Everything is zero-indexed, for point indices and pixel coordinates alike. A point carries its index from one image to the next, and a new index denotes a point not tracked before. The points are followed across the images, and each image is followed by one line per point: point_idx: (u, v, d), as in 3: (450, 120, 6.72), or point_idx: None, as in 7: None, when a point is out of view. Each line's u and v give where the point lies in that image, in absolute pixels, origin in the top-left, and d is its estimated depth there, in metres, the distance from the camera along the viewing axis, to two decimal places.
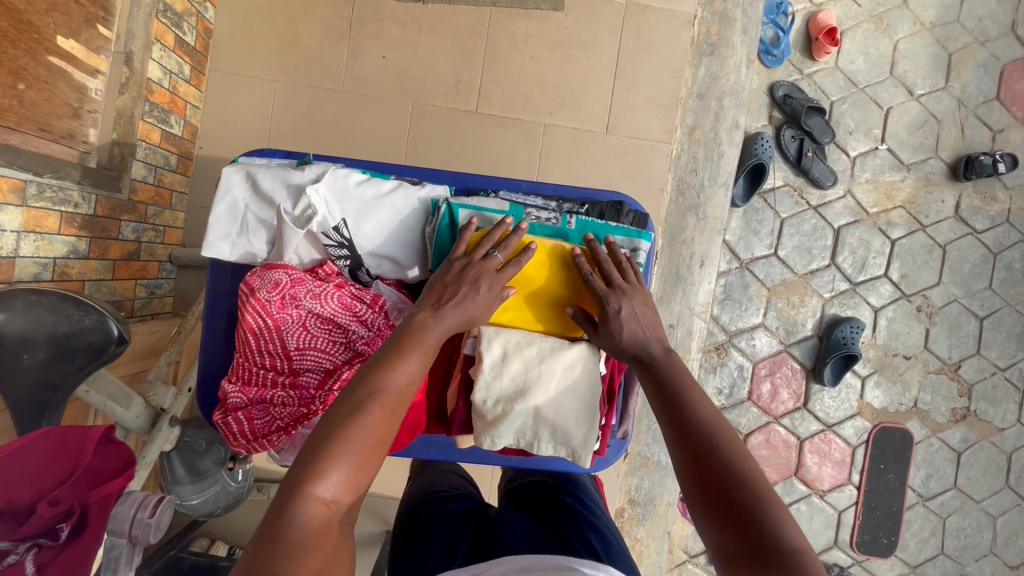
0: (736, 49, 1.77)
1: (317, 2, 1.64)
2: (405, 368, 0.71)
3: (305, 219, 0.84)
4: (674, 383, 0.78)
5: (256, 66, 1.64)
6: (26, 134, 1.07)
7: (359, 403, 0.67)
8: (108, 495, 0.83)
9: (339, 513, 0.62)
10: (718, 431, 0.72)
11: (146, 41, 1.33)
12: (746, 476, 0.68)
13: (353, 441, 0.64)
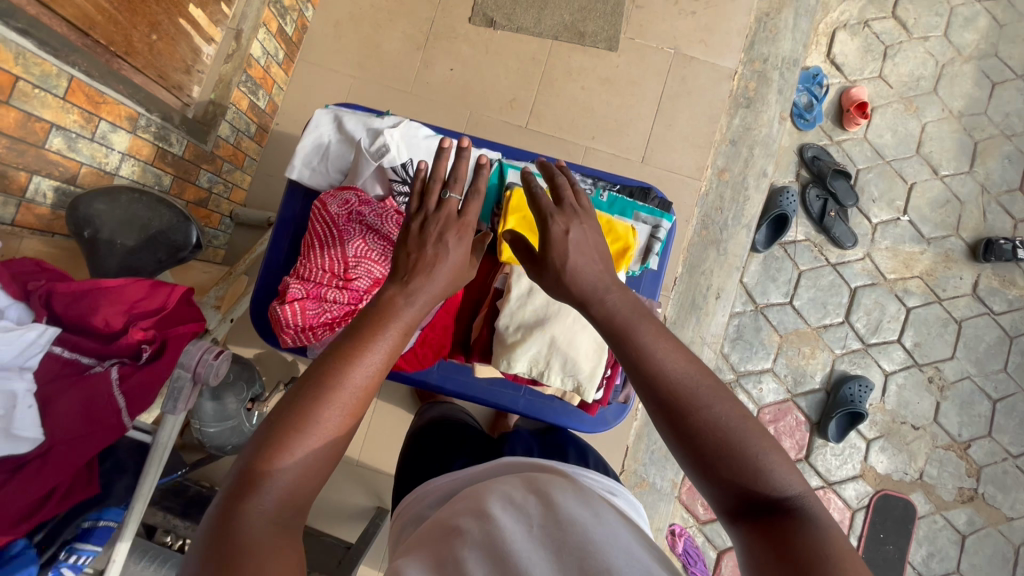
0: (770, 106, 1.92)
1: (402, 16, 1.87)
2: (360, 375, 0.71)
3: (379, 155, 0.99)
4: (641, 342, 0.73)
5: (339, 62, 1.85)
6: (148, 77, 1.26)
7: (307, 408, 0.68)
8: (183, 336, 0.97)
9: (287, 514, 0.65)
10: (697, 383, 0.70)
11: (255, 23, 1.53)
12: (734, 424, 0.68)
13: (303, 445, 0.67)
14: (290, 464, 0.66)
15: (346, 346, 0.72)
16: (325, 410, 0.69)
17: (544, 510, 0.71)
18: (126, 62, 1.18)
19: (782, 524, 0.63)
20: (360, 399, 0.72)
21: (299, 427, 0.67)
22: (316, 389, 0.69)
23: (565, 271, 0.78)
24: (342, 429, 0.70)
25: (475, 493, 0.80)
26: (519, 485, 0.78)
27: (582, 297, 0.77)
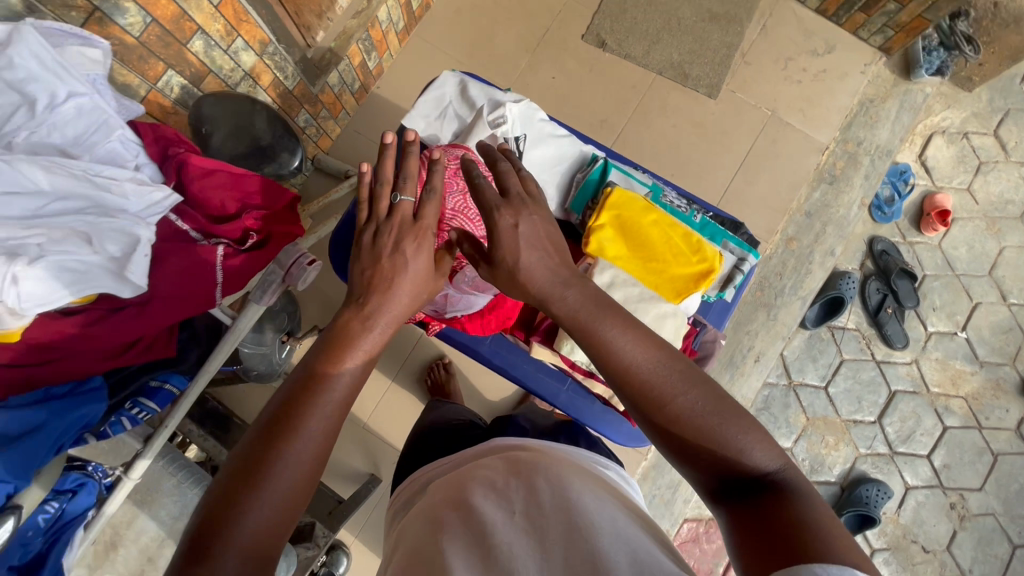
0: (854, 189, 1.91)
1: (520, 19, 1.94)
2: (322, 418, 0.69)
3: (493, 124, 0.92)
4: (607, 335, 0.69)
5: (450, 45, 1.92)
6: (287, 9, 1.34)
7: (269, 450, 0.65)
8: (285, 238, 1.01)
9: (271, 542, 0.63)
10: (668, 370, 0.68)
11: None
12: (711, 407, 0.66)
13: (265, 492, 0.63)
14: (253, 510, 0.62)
15: (306, 386, 0.70)
16: (290, 453, 0.65)
17: (528, 493, 0.71)
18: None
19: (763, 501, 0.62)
20: (325, 440, 0.69)
21: (261, 473, 0.63)
22: (273, 428, 0.66)
23: (517, 264, 0.74)
24: (308, 471, 0.67)
25: (458, 486, 0.80)
26: (501, 471, 0.79)
27: (544, 291, 0.73)
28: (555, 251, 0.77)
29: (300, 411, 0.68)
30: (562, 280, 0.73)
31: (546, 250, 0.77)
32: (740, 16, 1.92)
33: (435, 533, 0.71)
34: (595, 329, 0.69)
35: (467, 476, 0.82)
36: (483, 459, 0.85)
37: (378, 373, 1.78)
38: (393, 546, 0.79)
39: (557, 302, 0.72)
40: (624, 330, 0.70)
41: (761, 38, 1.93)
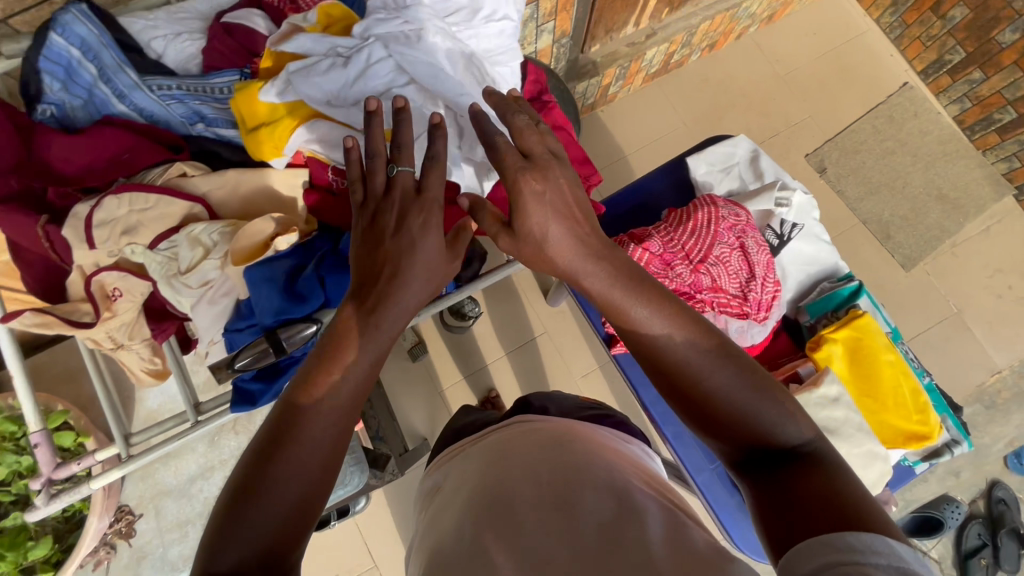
0: (1007, 424, 1.78)
1: (758, 112, 1.92)
2: (320, 431, 0.53)
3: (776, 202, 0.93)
4: (635, 308, 0.56)
5: (682, 105, 1.91)
6: (600, 3, 1.38)
7: (252, 484, 0.50)
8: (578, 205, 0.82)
9: (300, 519, 0.52)
10: (697, 328, 0.55)
11: (670, 36, 1.66)
12: (746, 380, 0.54)
13: (253, 524, 0.49)
14: (236, 551, 0.48)
15: (291, 396, 0.54)
16: (284, 482, 0.51)
17: (557, 498, 0.57)
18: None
19: (798, 475, 0.50)
20: (334, 445, 0.54)
21: (248, 505, 0.49)
22: (269, 444, 0.52)
23: (546, 232, 0.58)
24: (313, 488, 0.52)
25: (486, 469, 0.66)
26: (532, 448, 0.65)
27: (571, 263, 0.58)
28: (586, 218, 0.59)
29: (289, 426, 0.52)
30: (600, 251, 0.58)
31: (589, 223, 0.60)
32: (967, 208, 1.87)
33: (470, 514, 0.59)
34: (614, 288, 0.57)
35: (484, 455, 0.69)
36: (501, 441, 0.71)
37: (464, 359, 1.74)
38: (433, 510, 0.68)
39: (595, 268, 0.58)
40: (653, 292, 0.56)
41: (979, 238, 1.86)
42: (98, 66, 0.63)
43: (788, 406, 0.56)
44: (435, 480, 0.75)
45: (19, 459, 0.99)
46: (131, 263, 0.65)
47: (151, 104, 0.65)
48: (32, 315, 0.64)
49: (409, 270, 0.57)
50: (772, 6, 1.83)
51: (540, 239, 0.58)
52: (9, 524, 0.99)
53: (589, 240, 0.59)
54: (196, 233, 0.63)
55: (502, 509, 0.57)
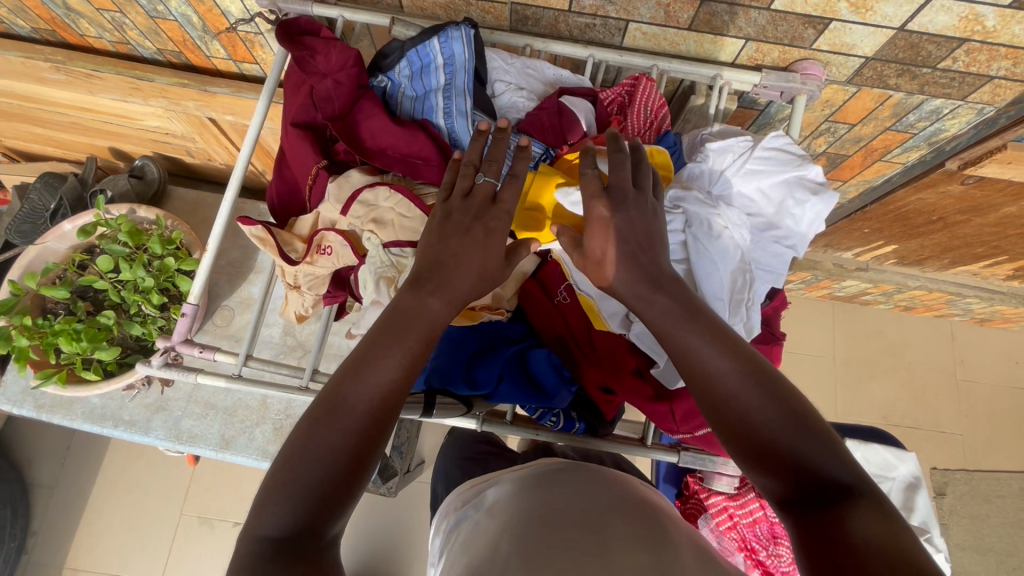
0: None
1: (913, 395, 1.75)
2: (385, 372, 0.49)
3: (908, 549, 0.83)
4: (690, 331, 0.51)
5: (844, 339, 1.80)
6: (844, 223, 1.34)
7: (301, 443, 0.46)
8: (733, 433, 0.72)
9: (346, 472, 0.46)
10: (747, 356, 0.49)
11: (880, 281, 1.57)
12: (789, 419, 0.46)
13: (301, 478, 0.45)
14: (284, 509, 0.43)
15: (354, 349, 0.50)
16: (331, 438, 0.46)
17: (583, 519, 0.45)
18: (866, 213, 1.25)
19: (845, 509, 0.41)
20: (398, 387, 0.50)
21: (295, 461, 0.45)
22: (329, 406, 0.47)
23: (606, 257, 0.55)
24: (370, 432, 0.47)
25: (526, 490, 0.51)
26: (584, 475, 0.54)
27: (639, 283, 0.53)
28: (651, 247, 0.55)
29: (345, 379, 0.48)
30: (659, 280, 0.53)
31: (654, 246, 0.55)
32: None
33: (515, 528, 0.45)
34: (673, 300, 0.52)
35: (527, 481, 0.53)
36: (538, 471, 0.56)
37: None
38: (472, 533, 0.50)
39: (665, 287, 0.53)
40: (710, 320, 0.51)
41: None
42: (445, 78, 0.67)
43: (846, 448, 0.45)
44: (470, 511, 0.56)
45: (144, 277, 1.07)
46: (355, 236, 0.67)
47: (463, 132, 0.66)
48: (259, 229, 0.68)
49: (468, 262, 0.54)
50: (994, 314, 1.68)
51: (600, 270, 0.55)
52: (101, 320, 1.06)
53: (653, 272, 0.54)
54: None
55: (539, 524, 0.44)
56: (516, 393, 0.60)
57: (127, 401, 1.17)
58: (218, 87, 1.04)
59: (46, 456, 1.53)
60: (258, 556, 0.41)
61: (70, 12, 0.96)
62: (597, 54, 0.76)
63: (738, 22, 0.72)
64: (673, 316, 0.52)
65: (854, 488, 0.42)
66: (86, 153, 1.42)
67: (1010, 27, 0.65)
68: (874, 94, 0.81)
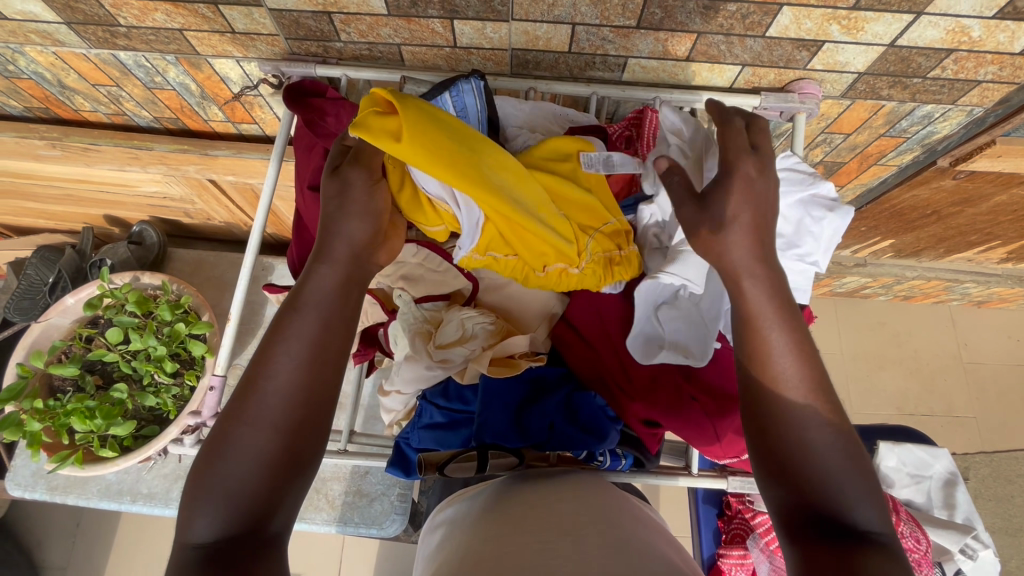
0: None
1: (924, 382, 1.77)
2: (293, 353, 0.48)
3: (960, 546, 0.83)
4: (773, 330, 0.50)
5: (849, 333, 1.82)
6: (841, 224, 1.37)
7: (217, 443, 0.45)
8: None
9: (274, 467, 0.45)
10: (818, 376, 0.48)
11: (880, 274, 1.59)
12: (837, 448, 0.46)
13: (221, 478, 0.43)
14: (212, 510, 0.42)
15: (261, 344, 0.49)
16: (249, 432, 0.45)
17: (562, 522, 0.44)
18: (862, 212, 1.29)
19: (868, 552, 0.41)
20: (310, 373, 0.48)
21: (214, 461, 0.44)
22: (239, 401, 0.46)
23: (738, 218, 0.52)
24: (290, 421, 0.46)
25: (504, 495, 0.50)
26: (562, 478, 0.53)
27: (751, 269, 0.51)
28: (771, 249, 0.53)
29: (254, 374, 0.47)
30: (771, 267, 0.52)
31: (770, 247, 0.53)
32: None
33: (483, 535, 0.44)
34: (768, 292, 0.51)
35: (510, 487, 0.52)
36: (529, 473, 0.55)
37: None
38: (446, 538, 0.49)
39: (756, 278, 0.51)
40: (796, 326, 0.50)
41: None
42: None
43: (878, 496, 0.45)
44: (452, 512, 0.54)
45: (156, 345, 1.05)
46: (384, 295, 0.70)
47: None
48: None
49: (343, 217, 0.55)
50: (990, 295, 1.71)
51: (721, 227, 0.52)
52: (114, 394, 1.03)
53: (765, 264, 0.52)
54: (464, 319, 0.64)
55: (513, 530, 0.43)
56: (572, 436, 0.60)
57: (143, 473, 1.14)
58: (218, 150, 1.04)
59: (56, 536, 1.48)
60: (192, 563, 0.40)
61: (65, 90, 0.96)
62: (600, 91, 0.79)
63: (734, 50, 0.74)
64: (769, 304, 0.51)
65: (879, 539, 0.43)
66: (80, 223, 1.41)
67: (995, 35, 0.68)
68: (867, 105, 0.83)
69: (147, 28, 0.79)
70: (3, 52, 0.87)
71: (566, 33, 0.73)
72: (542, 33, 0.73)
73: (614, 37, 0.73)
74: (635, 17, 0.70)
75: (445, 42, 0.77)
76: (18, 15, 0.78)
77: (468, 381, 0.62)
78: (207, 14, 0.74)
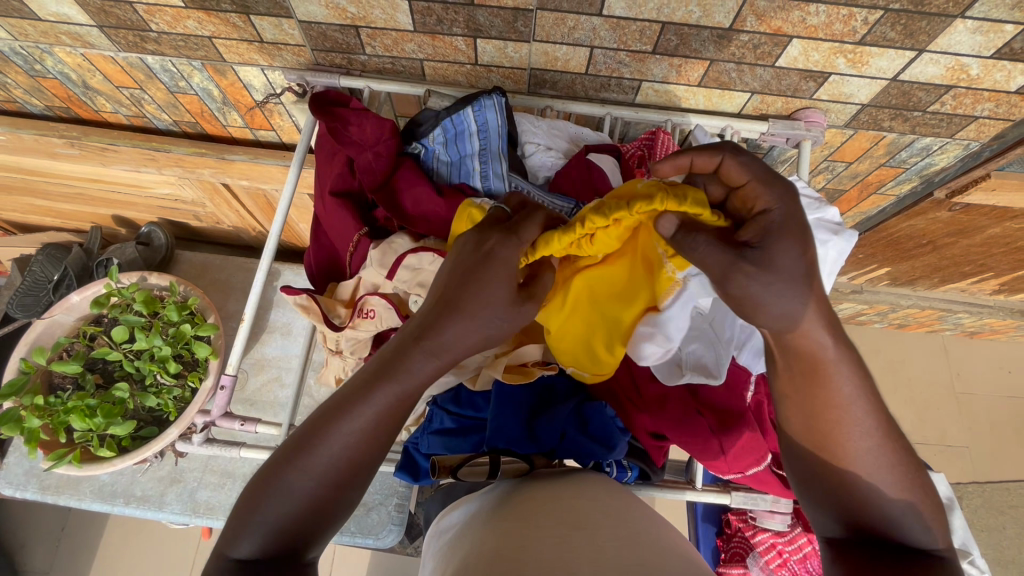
0: None
1: (917, 410, 1.79)
2: (367, 417, 0.45)
3: None
4: (845, 375, 0.46)
5: None
6: None
7: (269, 479, 0.45)
8: (778, 483, 0.71)
9: (320, 510, 0.45)
10: (881, 414, 0.47)
11: (875, 301, 1.62)
12: (907, 482, 0.47)
13: (267, 518, 0.44)
14: (257, 538, 0.44)
15: (337, 396, 0.47)
16: (303, 479, 0.45)
17: (574, 517, 0.45)
18: (860, 239, 1.32)
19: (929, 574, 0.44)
20: (372, 436, 0.46)
21: (263, 497, 0.44)
22: (300, 445, 0.45)
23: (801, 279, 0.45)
24: (348, 474, 0.46)
25: (515, 494, 0.51)
26: (571, 477, 0.54)
27: (820, 328, 0.46)
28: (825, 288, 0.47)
29: (320, 423, 0.46)
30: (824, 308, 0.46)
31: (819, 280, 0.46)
32: None
33: (501, 533, 0.44)
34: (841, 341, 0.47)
35: (518, 488, 0.53)
36: (538, 473, 0.56)
37: None
38: (457, 536, 0.50)
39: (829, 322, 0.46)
40: (858, 374, 0.47)
41: None
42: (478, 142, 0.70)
43: (934, 509, 0.47)
44: (460, 514, 0.54)
45: (161, 345, 1.05)
46: (399, 299, 0.69)
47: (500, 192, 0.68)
48: (303, 298, 0.70)
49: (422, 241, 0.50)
50: (983, 326, 1.74)
51: (782, 288, 0.45)
52: (116, 393, 1.03)
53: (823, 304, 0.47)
54: None
55: (529, 526, 0.44)
56: (581, 445, 0.60)
57: (138, 476, 1.13)
58: (235, 154, 1.06)
59: (40, 540, 1.44)
60: None
61: (88, 91, 0.98)
62: (614, 112, 0.82)
63: (745, 78, 0.77)
64: (829, 358, 0.46)
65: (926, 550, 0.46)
66: (88, 222, 1.41)
67: (992, 74, 0.71)
68: (869, 136, 0.87)
69: (177, 34, 0.81)
70: (32, 51, 0.89)
71: (584, 55, 0.76)
72: (561, 54, 0.76)
73: (630, 61, 0.76)
74: (652, 43, 0.73)
75: (466, 60, 0.80)
76: (52, 17, 0.80)
77: (479, 388, 0.65)
78: (238, 23, 0.77)
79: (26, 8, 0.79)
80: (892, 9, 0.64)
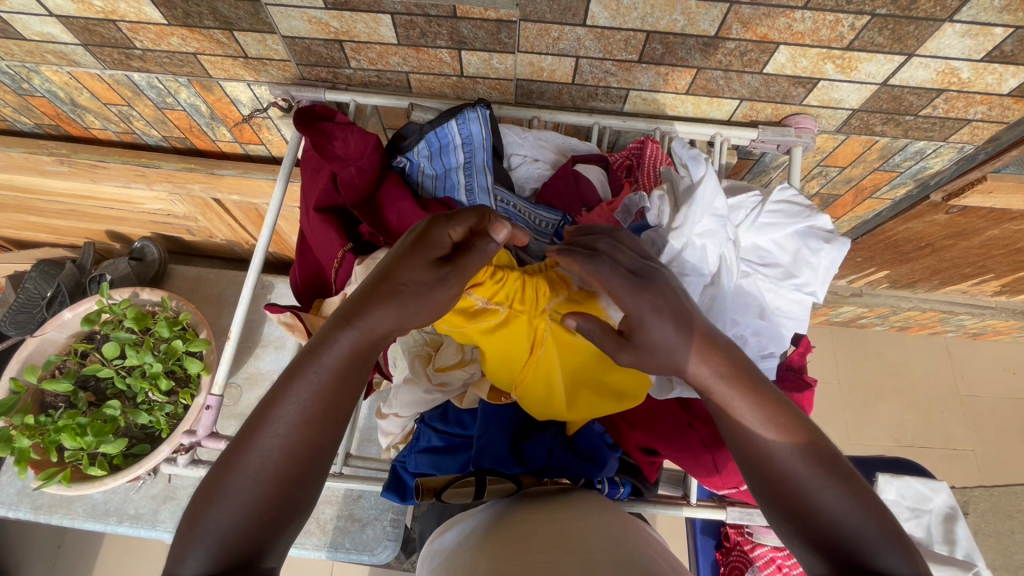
0: None
1: (921, 412, 1.77)
2: (296, 406, 0.45)
3: None
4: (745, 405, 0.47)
5: (846, 362, 1.83)
6: None
7: (212, 487, 0.44)
8: None
9: (266, 515, 0.44)
10: (802, 437, 0.46)
11: (876, 304, 1.60)
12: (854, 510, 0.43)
13: (212, 527, 0.43)
14: (202, 553, 0.42)
15: (264, 396, 0.46)
16: (243, 482, 0.44)
17: (570, 541, 0.43)
18: (858, 242, 1.30)
19: None
20: (308, 429, 0.46)
21: (206, 508, 0.43)
22: (235, 450, 0.45)
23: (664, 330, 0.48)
24: (285, 473, 0.45)
25: (509, 517, 0.49)
26: (568, 498, 0.52)
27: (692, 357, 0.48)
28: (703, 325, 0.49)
29: (256, 422, 0.45)
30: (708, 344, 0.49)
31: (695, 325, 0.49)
32: None
33: (495, 557, 0.43)
34: (735, 375, 0.48)
35: (512, 510, 0.51)
36: (534, 495, 0.54)
37: None
38: (448, 561, 0.48)
39: (706, 362, 0.48)
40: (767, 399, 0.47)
41: None
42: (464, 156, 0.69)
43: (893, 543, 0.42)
44: (454, 536, 0.52)
45: (151, 362, 1.05)
46: None
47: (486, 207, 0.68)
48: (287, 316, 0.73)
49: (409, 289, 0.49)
50: (985, 328, 1.72)
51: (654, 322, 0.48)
52: (107, 411, 1.02)
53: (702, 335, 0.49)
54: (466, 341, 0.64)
55: (523, 550, 0.42)
56: (571, 464, 0.59)
57: (130, 494, 1.12)
58: (225, 169, 1.05)
59: (36, 558, 1.43)
60: None
61: (76, 108, 0.98)
62: (601, 121, 0.81)
63: (732, 86, 0.76)
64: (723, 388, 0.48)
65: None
66: (82, 237, 1.41)
67: (983, 77, 0.70)
68: (862, 140, 0.86)
69: (162, 51, 0.80)
70: (19, 70, 0.89)
71: (569, 65, 0.75)
72: (547, 64, 0.76)
73: (616, 70, 0.76)
74: (637, 52, 0.72)
75: (452, 71, 0.79)
76: (37, 36, 0.80)
77: (466, 406, 0.64)
78: (221, 39, 0.77)
79: (11, 27, 0.79)
80: (879, 14, 0.63)
